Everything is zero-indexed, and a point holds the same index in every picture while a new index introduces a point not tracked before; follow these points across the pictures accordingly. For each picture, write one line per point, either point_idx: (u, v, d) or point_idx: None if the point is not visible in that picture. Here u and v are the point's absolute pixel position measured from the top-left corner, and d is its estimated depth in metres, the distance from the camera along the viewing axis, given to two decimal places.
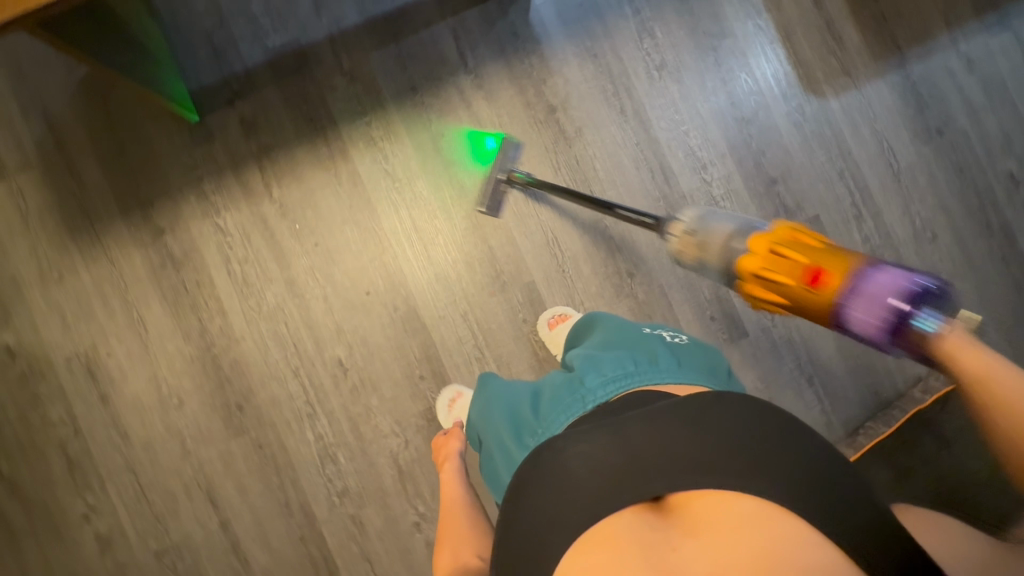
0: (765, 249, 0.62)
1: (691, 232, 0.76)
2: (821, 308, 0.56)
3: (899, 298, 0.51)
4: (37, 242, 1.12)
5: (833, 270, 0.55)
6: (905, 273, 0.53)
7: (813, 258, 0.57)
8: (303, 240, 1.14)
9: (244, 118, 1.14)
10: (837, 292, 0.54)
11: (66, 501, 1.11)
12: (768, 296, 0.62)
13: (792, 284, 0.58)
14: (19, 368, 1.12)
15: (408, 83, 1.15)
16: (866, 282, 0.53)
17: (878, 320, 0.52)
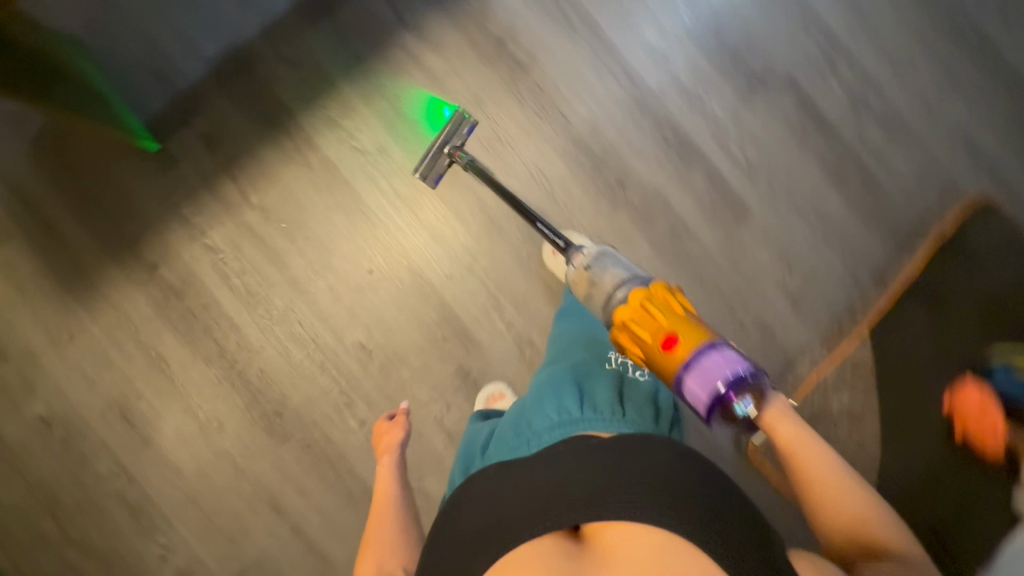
0: (639, 307, 0.75)
1: (586, 268, 0.88)
2: (667, 370, 0.69)
3: (721, 382, 0.65)
4: (39, 308, 1.12)
5: (683, 343, 0.69)
6: (731, 359, 0.66)
7: (673, 326, 0.71)
8: (294, 238, 1.13)
9: (203, 134, 1.13)
10: (679, 361, 0.68)
11: (138, 548, 1.13)
12: (631, 344, 0.74)
13: (650, 344, 0.71)
14: (57, 432, 1.13)
15: (352, 56, 1.14)
16: (697, 360, 0.67)
17: (702, 394, 0.66)
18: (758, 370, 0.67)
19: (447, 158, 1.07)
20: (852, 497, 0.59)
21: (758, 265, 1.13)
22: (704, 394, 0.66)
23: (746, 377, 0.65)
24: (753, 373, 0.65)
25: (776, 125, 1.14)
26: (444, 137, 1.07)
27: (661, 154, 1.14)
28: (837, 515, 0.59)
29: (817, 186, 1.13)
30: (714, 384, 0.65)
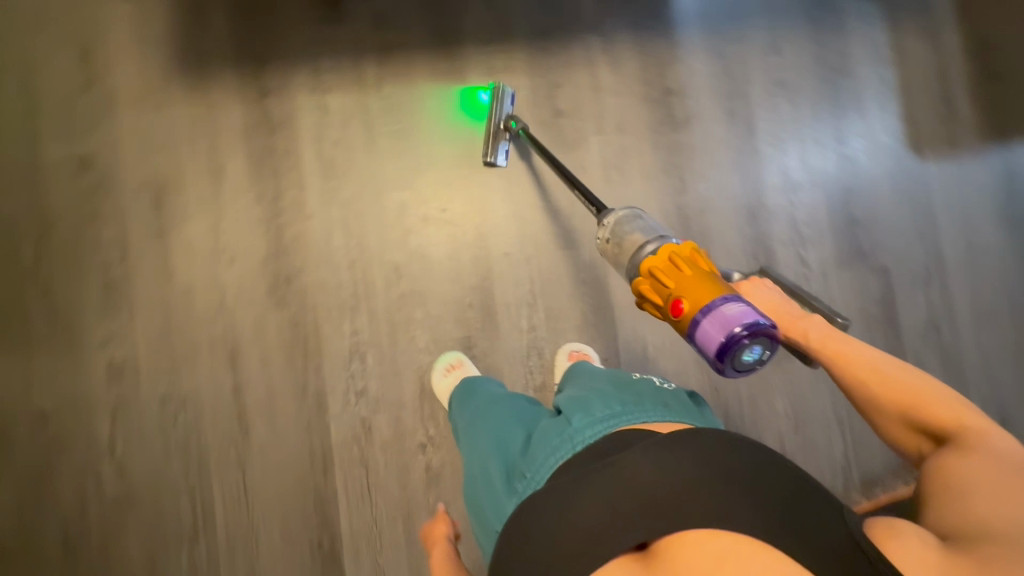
0: (665, 260, 0.67)
1: (608, 240, 0.78)
2: (677, 322, 0.62)
3: (736, 327, 0.57)
4: (146, 68, 1.14)
5: (687, 305, 0.61)
6: (748, 311, 0.58)
7: (682, 279, 0.63)
8: (399, 142, 1.16)
9: (377, 13, 1.17)
10: (684, 326, 0.61)
11: (89, 321, 1.10)
12: (648, 295, 0.66)
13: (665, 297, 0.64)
14: (89, 179, 1.12)
15: (539, 28, 1.18)
16: (694, 328, 0.60)
17: (716, 336, 0.57)
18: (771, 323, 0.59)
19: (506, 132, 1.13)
20: (907, 390, 0.62)
21: (769, 408, 1.15)
22: (716, 339, 0.57)
23: (755, 324, 0.57)
24: (760, 317, 0.57)
25: (855, 300, 1.17)
26: (496, 114, 1.13)
27: (745, 264, 1.17)
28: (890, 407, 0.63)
29: None
30: (710, 355, 0.59)
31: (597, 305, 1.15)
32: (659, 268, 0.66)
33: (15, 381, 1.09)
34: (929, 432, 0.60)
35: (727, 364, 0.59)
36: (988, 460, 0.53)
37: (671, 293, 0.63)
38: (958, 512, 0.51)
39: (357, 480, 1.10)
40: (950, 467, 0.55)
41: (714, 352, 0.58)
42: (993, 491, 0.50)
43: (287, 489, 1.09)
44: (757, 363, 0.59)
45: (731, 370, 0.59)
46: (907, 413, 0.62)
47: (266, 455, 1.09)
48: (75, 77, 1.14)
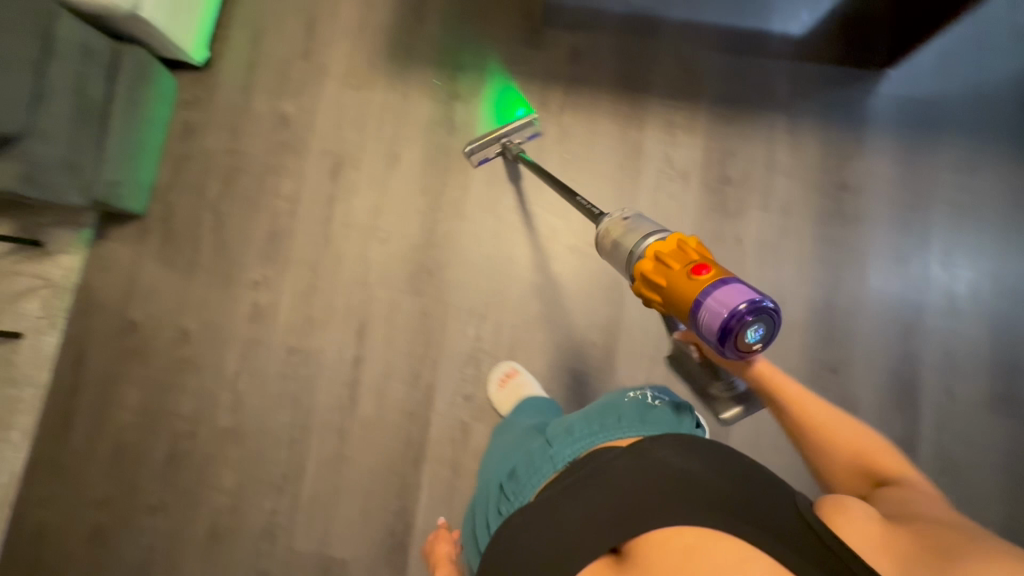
0: (658, 253, 0.67)
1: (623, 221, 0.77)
2: (681, 309, 0.63)
3: (736, 303, 0.57)
4: (357, 50, 1.23)
5: (708, 272, 0.61)
6: (746, 290, 0.58)
7: (681, 267, 0.64)
8: (565, 169, 1.18)
9: (575, 48, 1.20)
10: (697, 289, 0.61)
11: (248, 262, 1.19)
12: (649, 294, 0.68)
13: (664, 288, 0.65)
14: (283, 135, 1.22)
15: (730, 94, 1.18)
16: (710, 291, 0.59)
17: (715, 316, 0.58)
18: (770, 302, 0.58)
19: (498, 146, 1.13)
20: (856, 439, 0.63)
21: None
22: (715, 320, 0.58)
23: (766, 303, 0.58)
24: (774, 299, 0.58)
25: (996, 449, 1.09)
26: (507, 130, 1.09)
27: (881, 379, 1.11)
28: (840, 454, 0.63)
29: (991, 532, 1.05)
30: (716, 320, 0.58)
31: None
32: (669, 250, 0.67)
33: (171, 297, 1.19)
34: (871, 476, 0.61)
35: (725, 335, 0.58)
36: (929, 497, 0.54)
37: (693, 261, 0.64)
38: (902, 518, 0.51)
39: (443, 479, 1.12)
40: (893, 497, 0.55)
41: (723, 315, 0.57)
42: (934, 509, 0.51)
43: (378, 467, 1.13)
44: (749, 346, 0.59)
45: (724, 345, 0.59)
46: (851, 459, 0.62)
47: (366, 430, 1.14)
48: (296, 43, 1.24)
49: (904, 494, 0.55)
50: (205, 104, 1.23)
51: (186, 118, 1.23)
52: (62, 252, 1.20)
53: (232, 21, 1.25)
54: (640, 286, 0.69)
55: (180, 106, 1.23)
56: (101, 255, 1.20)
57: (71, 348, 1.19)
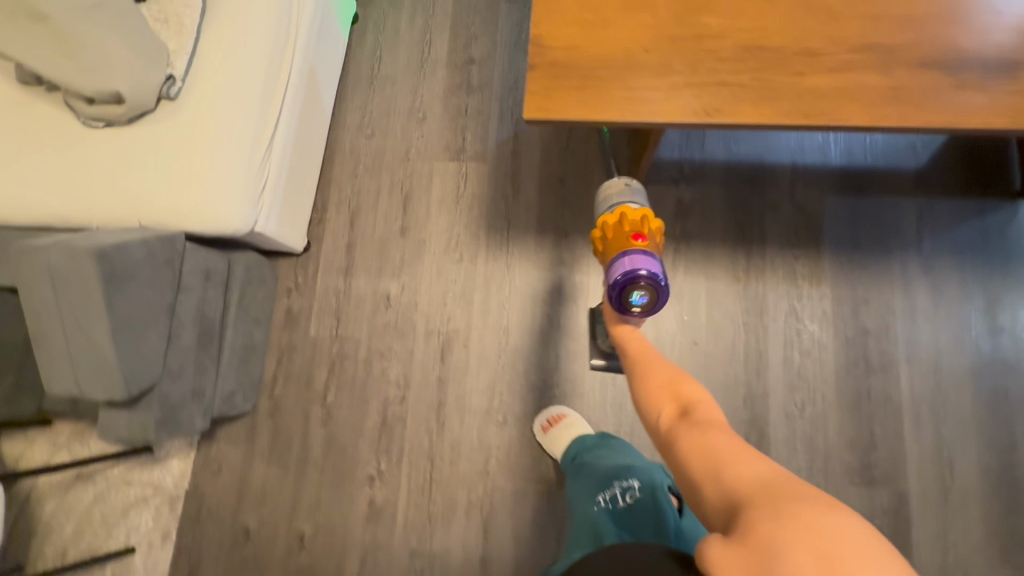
0: (619, 215, 0.82)
1: (627, 184, 0.86)
2: (609, 253, 0.80)
3: (644, 269, 0.74)
4: (455, 223, 1.21)
5: (639, 241, 0.78)
6: (657, 269, 0.75)
7: (630, 227, 0.79)
8: (686, 333, 1.12)
9: (681, 200, 1.17)
10: (625, 248, 0.77)
11: (361, 456, 1.13)
12: (593, 237, 0.84)
13: (608, 235, 0.81)
14: (387, 317, 1.19)
15: (852, 239, 1.12)
16: (632, 251, 0.76)
17: (622, 269, 0.75)
18: (665, 287, 0.75)
19: None
20: (666, 374, 0.66)
21: None
22: (621, 270, 0.75)
23: (661, 280, 0.74)
24: (667, 281, 0.74)
25: None
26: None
27: None
28: (651, 385, 0.65)
29: None
30: (616, 271, 0.75)
31: None
32: (628, 216, 0.81)
33: (283, 500, 1.13)
34: (675, 402, 0.62)
35: (618, 287, 0.75)
36: (721, 436, 0.53)
37: (638, 229, 0.79)
38: (721, 481, 0.48)
39: None
40: (690, 437, 0.54)
41: (624, 267, 0.74)
42: (727, 454, 0.50)
43: None
44: (630, 304, 0.76)
45: (615, 292, 0.76)
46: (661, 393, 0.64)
47: None
48: (393, 220, 1.23)
49: (696, 430, 0.55)
50: (306, 291, 1.22)
51: (289, 306, 1.21)
52: (172, 458, 1.16)
53: (329, 202, 1.25)
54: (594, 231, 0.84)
55: (282, 294, 1.22)
56: (208, 459, 1.16)
57: (183, 564, 1.12)
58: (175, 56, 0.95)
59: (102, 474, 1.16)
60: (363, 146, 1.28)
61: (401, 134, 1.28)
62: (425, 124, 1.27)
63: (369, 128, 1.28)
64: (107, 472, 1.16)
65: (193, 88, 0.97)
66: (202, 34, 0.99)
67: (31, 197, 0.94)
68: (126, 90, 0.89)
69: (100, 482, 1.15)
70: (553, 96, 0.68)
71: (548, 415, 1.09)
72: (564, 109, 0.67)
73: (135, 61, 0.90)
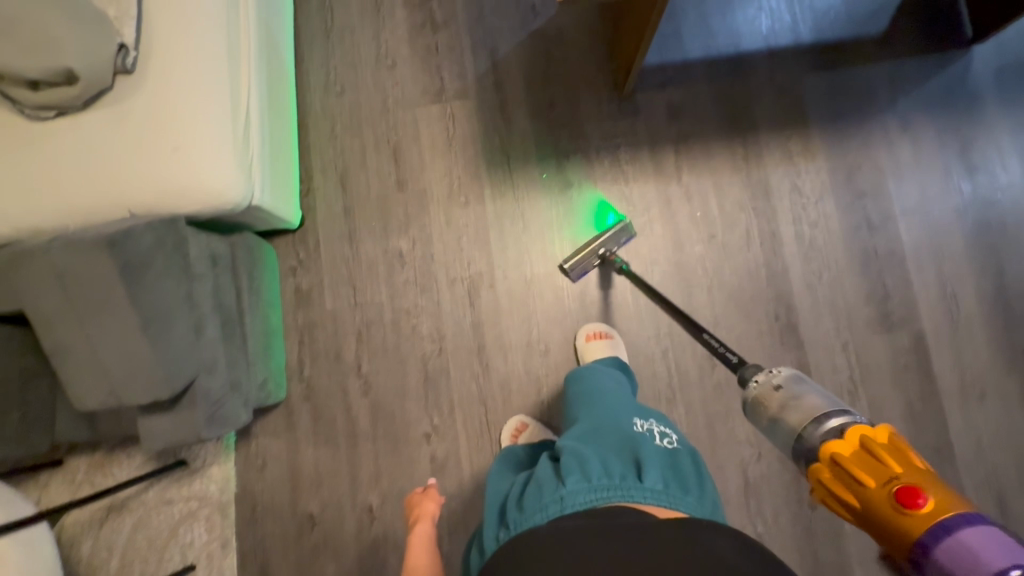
0: (855, 445, 0.59)
1: (776, 387, 0.70)
2: (895, 528, 0.53)
3: (1004, 563, 0.47)
4: (452, 166, 1.17)
5: (930, 503, 0.52)
6: (1006, 541, 0.49)
7: (904, 474, 0.55)
8: (701, 229, 1.15)
9: (671, 104, 1.18)
10: (934, 521, 0.51)
11: (412, 417, 1.11)
12: (835, 491, 0.59)
13: (871, 489, 0.56)
14: (405, 275, 1.15)
15: (836, 110, 1.17)
16: (954, 525, 0.50)
17: (966, 570, 0.48)
18: None
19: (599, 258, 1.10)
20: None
21: None
22: (962, 573, 0.49)
23: None
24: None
25: None
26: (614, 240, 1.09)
27: None
28: None
29: None
30: (966, 571, 0.49)
31: (923, 393, 1.09)
32: (873, 446, 0.58)
33: (341, 479, 1.10)
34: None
35: None
36: None
37: (913, 477, 0.55)
38: None
39: None
40: None
41: (984, 573, 0.47)
42: None
43: None
44: None
45: None
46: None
47: None
48: (387, 176, 1.17)
49: None
50: (313, 266, 1.15)
51: (298, 285, 1.15)
52: (210, 465, 1.10)
53: (313, 171, 1.18)
54: (821, 471, 0.60)
55: (287, 274, 1.15)
56: (250, 457, 1.10)
57: (251, 566, 1.07)
58: (119, 23, 0.85)
59: (137, 499, 1.08)
60: (335, 105, 1.20)
61: (372, 85, 1.20)
62: (396, 70, 1.20)
63: (337, 85, 1.20)
64: (143, 496, 1.08)
65: (149, 55, 0.87)
66: None
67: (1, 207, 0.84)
68: (80, 66, 0.79)
69: (138, 508, 1.07)
70: None
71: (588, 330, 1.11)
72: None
73: (80, 34, 0.80)
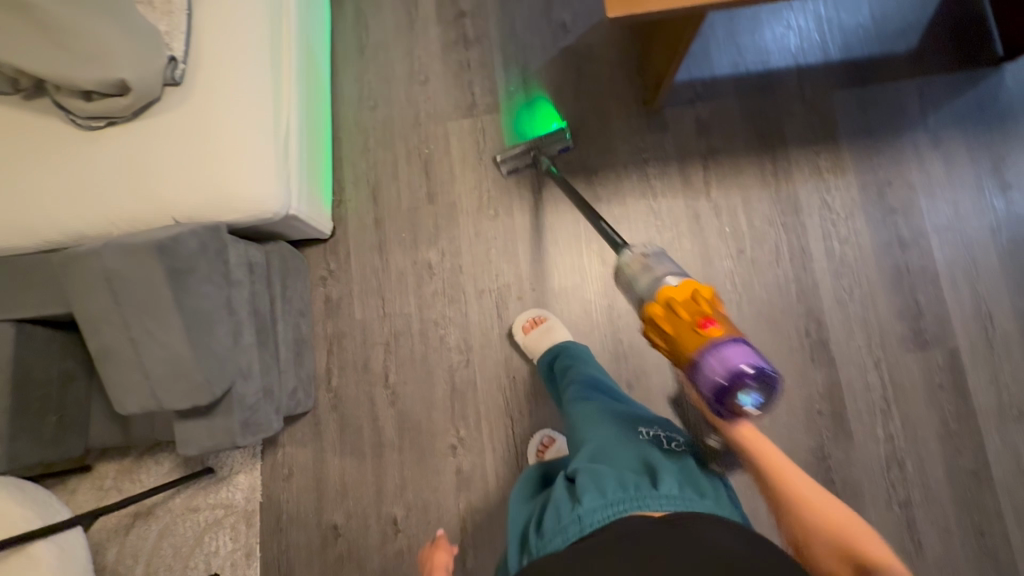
0: (688, 293, 0.71)
1: (644, 255, 0.79)
2: (687, 348, 0.67)
3: (745, 364, 0.64)
4: (482, 179, 1.19)
5: (717, 329, 0.67)
6: (753, 354, 0.65)
7: (707, 313, 0.69)
8: (730, 244, 1.14)
9: (700, 119, 1.19)
10: (707, 341, 0.66)
11: (438, 428, 1.11)
12: (653, 325, 0.72)
13: (684, 321, 0.69)
14: (434, 286, 1.16)
15: (865, 126, 1.17)
16: (723, 345, 0.65)
17: (720, 371, 0.64)
18: (773, 373, 0.65)
19: (529, 157, 1.14)
20: (842, 521, 0.58)
21: None
22: (717, 372, 0.64)
23: (768, 372, 0.64)
24: (772, 368, 0.65)
25: None
26: (538, 143, 1.13)
27: None
28: (823, 539, 0.58)
29: None
30: (719, 370, 0.64)
31: (958, 412, 1.07)
32: (695, 295, 0.71)
33: (366, 489, 1.09)
34: (851, 564, 0.56)
35: (722, 393, 0.64)
36: None
37: (706, 313, 0.69)
38: None
39: None
40: None
41: (729, 370, 0.63)
42: None
43: None
44: (742, 407, 0.65)
45: (719, 400, 0.64)
46: (840, 536, 0.57)
47: None
48: (417, 189, 1.19)
49: None
50: (343, 276, 1.16)
51: (328, 294, 1.16)
52: (236, 473, 1.09)
53: (345, 182, 1.20)
54: (656, 309, 0.71)
55: (318, 283, 1.16)
56: (276, 466, 1.10)
57: None
58: (169, 37, 0.88)
59: (163, 506, 1.08)
60: (368, 118, 1.22)
61: (405, 99, 1.23)
62: (429, 85, 1.23)
63: (371, 99, 1.23)
64: (169, 503, 1.08)
65: (196, 68, 0.89)
66: (193, 9, 0.91)
67: (54, 215, 0.87)
68: (131, 77, 0.81)
69: (164, 515, 1.07)
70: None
71: (526, 318, 1.12)
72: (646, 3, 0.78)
73: (133, 47, 0.82)
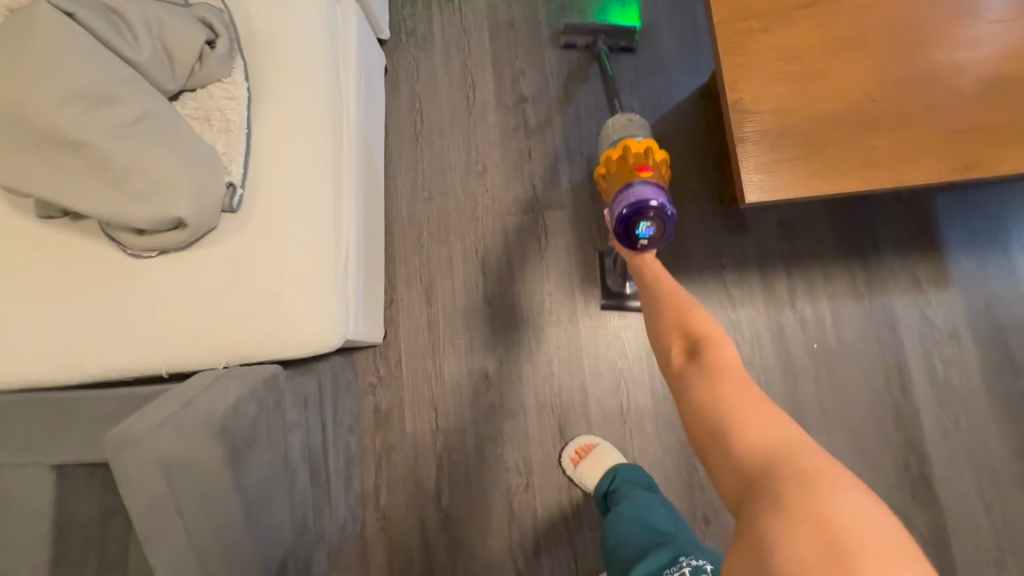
0: (645, 144, 0.77)
1: (629, 120, 0.87)
2: (622, 180, 0.76)
3: (652, 201, 0.72)
4: (544, 281, 1.11)
5: (649, 175, 0.75)
6: (662, 195, 0.73)
7: (648, 161, 0.76)
8: (818, 363, 1.04)
9: (783, 220, 1.09)
10: (631, 179, 0.75)
11: (494, 558, 1.02)
12: (601, 169, 0.81)
13: (627, 163, 0.77)
14: (490, 398, 1.07)
15: (971, 233, 1.06)
16: (641, 185, 0.73)
17: (630, 200, 0.73)
18: (672, 215, 0.73)
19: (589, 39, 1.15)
20: (677, 309, 0.63)
21: None
22: (626, 204, 0.73)
23: (668, 213, 0.73)
24: (675, 212, 0.73)
25: None
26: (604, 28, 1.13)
27: None
28: (664, 321, 0.63)
29: None
30: (626, 202, 0.73)
31: None
32: (645, 147, 0.77)
33: None
34: (685, 341, 0.59)
35: (623, 223, 0.74)
36: (733, 370, 0.53)
37: (645, 162, 0.76)
38: (739, 436, 0.47)
39: None
40: (703, 377, 0.53)
41: (632, 203, 0.73)
42: (745, 409, 0.49)
43: None
44: (636, 237, 0.75)
45: (621, 226, 0.74)
46: (671, 322, 0.62)
47: None
48: (473, 289, 1.12)
49: (709, 373, 0.53)
50: (393, 384, 1.09)
51: (377, 404, 1.09)
52: None
53: (397, 280, 1.13)
54: (614, 151, 0.79)
55: (368, 391, 1.09)
56: None
57: None
58: (227, 158, 0.82)
59: None
60: (422, 211, 1.15)
61: (462, 190, 1.15)
62: (487, 176, 1.15)
63: (425, 190, 1.16)
64: None
65: (255, 192, 0.83)
66: (254, 125, 0.86)
67: (102, 348, 0.82)
68: (189, 213, 0.75)
69: None
70: (780, 166, 0.73)
71: (575, 445, 1.02)
72: (779, 184, 0.73)
73: (189, 178, 0.75)
